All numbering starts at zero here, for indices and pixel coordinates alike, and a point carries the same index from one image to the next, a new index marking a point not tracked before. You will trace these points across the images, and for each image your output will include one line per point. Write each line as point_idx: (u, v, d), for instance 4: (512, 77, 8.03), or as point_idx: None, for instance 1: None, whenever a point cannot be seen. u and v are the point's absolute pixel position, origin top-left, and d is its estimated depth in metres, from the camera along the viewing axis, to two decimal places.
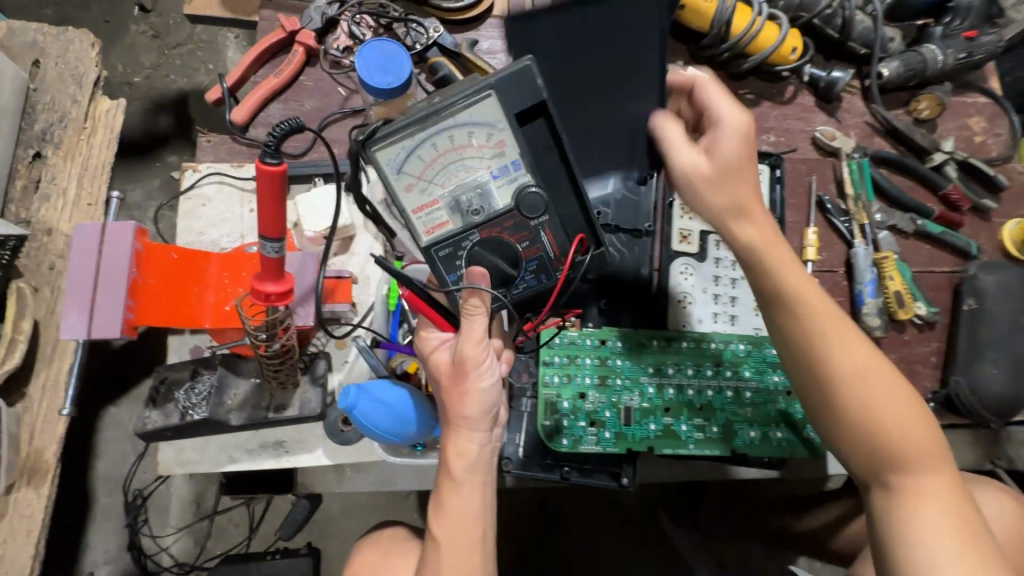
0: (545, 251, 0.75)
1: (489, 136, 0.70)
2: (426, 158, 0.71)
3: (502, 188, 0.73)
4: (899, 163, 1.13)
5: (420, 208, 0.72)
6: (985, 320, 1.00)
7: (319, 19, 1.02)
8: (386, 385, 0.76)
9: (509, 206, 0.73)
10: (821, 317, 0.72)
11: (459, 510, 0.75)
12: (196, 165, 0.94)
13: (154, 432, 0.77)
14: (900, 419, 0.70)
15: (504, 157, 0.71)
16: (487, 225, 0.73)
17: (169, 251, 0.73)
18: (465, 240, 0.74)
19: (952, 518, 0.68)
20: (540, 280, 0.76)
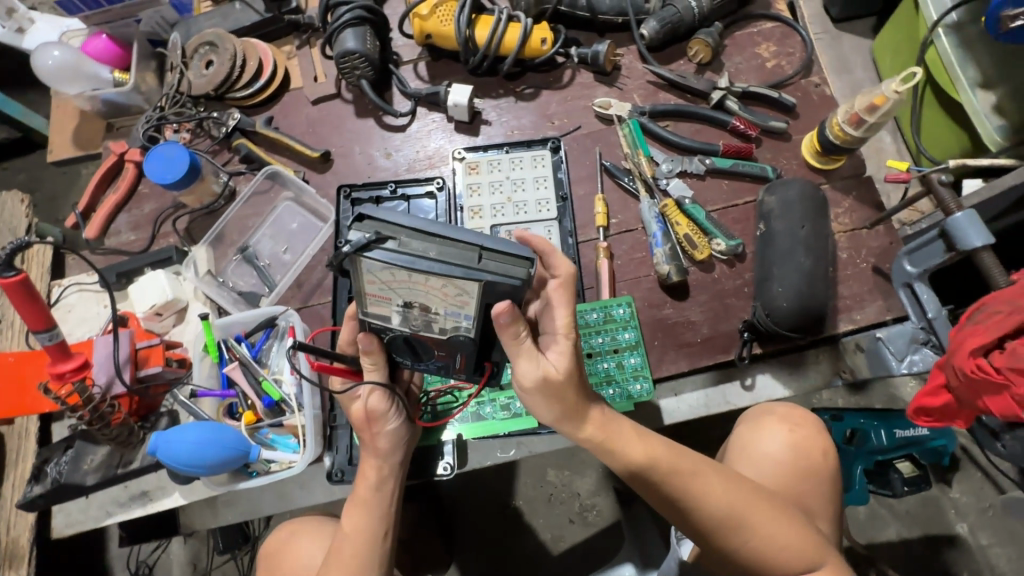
0: (453, 360, 0.78)
1: (452, 294, 0.66)
2: (399, 275, 0.65)
3: (443, 323, 0.71)
4: (679, 111, 1.16)
5: (372, 295, 0.69)
6: (774, 239, 1.01)
7: (140, 137, 1.22)
8: (189, 426, 0.90)
9: (445, 333, 0.72)
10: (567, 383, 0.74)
11: (361, 508, 0.87)
12: (62, 280, 1.15)
13: (33, 501, 0.96)
14: (680, 458, 0.79)
15: (463, 312, 0.68)
16: (419, 333, 0.73)
17: (6, 358, 0.92)
18: (392, 330, 0.73)
19: (759, 507, 0.78)
20: (439, 369, 0.81)
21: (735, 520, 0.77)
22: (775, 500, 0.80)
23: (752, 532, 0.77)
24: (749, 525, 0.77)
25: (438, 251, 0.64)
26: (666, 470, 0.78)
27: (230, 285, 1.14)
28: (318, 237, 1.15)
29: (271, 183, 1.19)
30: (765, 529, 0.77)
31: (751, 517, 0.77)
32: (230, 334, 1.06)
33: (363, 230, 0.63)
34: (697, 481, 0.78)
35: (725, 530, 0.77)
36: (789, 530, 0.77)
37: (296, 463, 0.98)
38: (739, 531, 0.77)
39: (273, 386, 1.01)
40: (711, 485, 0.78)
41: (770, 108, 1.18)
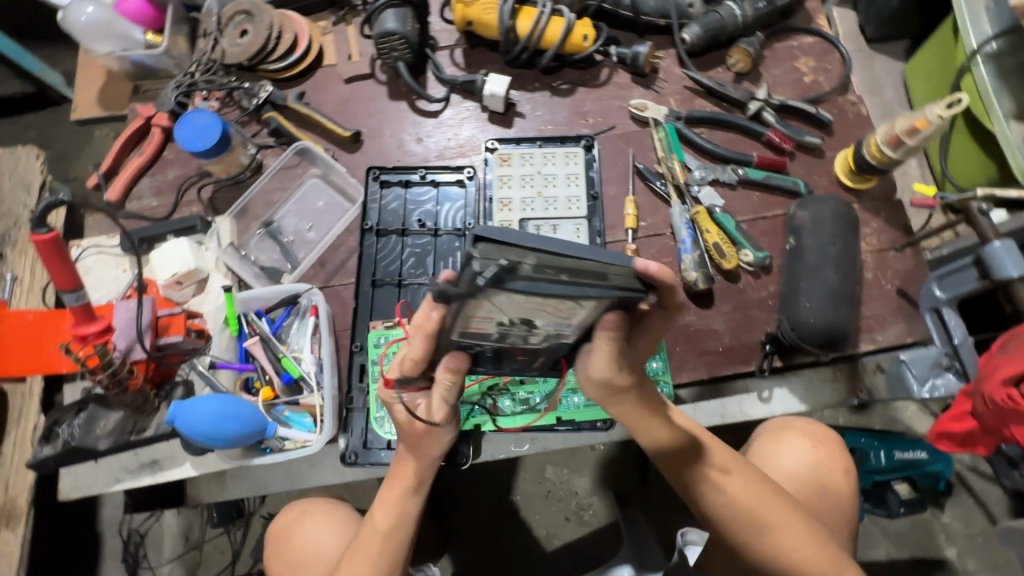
0: (534, 360, 0.78)
1: (571, 309, 0.62)
2: (523, 298, 0.59)
3: (545, 332, 0.68)
4: (714, 119, 1.16)
5: (478, 316, 0.63)
6: (803, 255, 1.01)
7: (169, 102, 1.20)
8: (209, 398, 0.89)
9: (543, 340, 0.70)
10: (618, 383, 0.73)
11: (395, 502, 0.88)
12: (81, 242, 1.13)
13: (42, 461, 0.95)
14: (711, 452, 0.80)
15: (574, 321, 0.65)
16: (515, 340, 0.70)
17: (26, 315, 0.91)
18: (486, 341, 0.70)
19: (781, 512, 0.78)
20: (516, 369, 0.82)
21: (751, 522, 0.78)
22: (797, 509, 0.79)
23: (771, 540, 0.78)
24: (767, 526, 0.77)
25: (569, 272, 0.57)
26: (696, 460, 0.80)
27: (252, 259, 1.13)
28: (345, 217, 1.14)
29: (299, 160, 1.18)
30: (782, 537, 0.78)
31: (772, 528, 0.78)
32: (251, 309, 1.05)
33: (491, 260, 0.54)
34: (717, 478, 0.79)
35: (742, 533, 0.78)
36: (812, 547, 0.77)
37: (311, 443, 0.98)
38: (757, 535, 0.78)
39: (292, 364, 1.01)
40: (735, 489, 0.79)
41: (806, 123, 1.17)
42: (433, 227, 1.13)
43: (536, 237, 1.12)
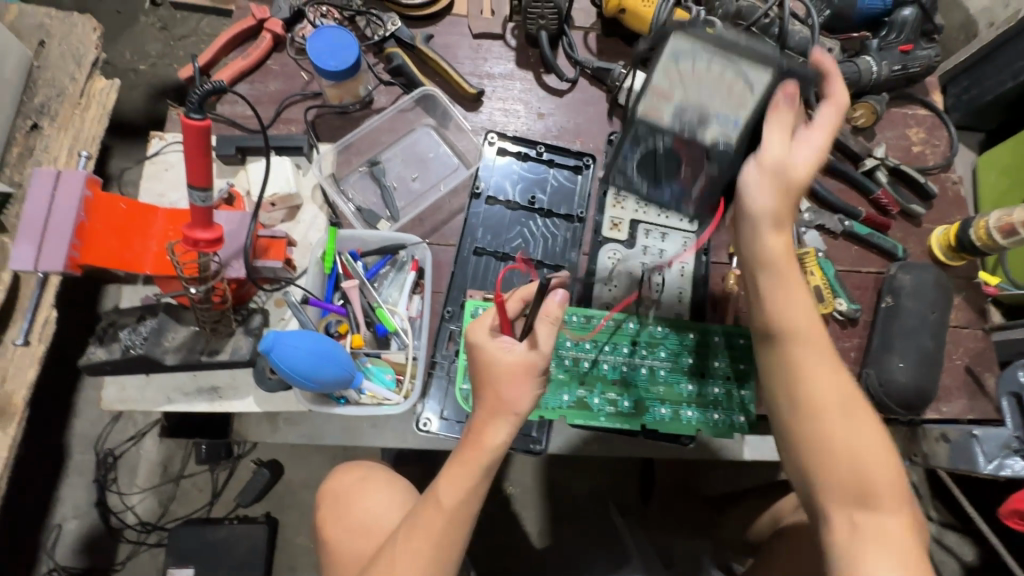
0: (690, 184, 0.90)
1: (738, 88, 0.76)
2: (686, 71, 0.77)
3: (712, 130, 0.78)
4: (831, 166, 1.18)
5: (662, 85, 0.78)
6: (900, 316, 1.04)
7: (287, 10, 1.11)
8: (307, 334, 0.83)
9: (707, 143, 0.79)
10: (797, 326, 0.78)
11: (465, 483, 0.78)
12: (164, 135, 1.04)
13: (97, 364, 0.85)
14: (855, 419, 0.77)
15: (735, 115, 0.78)
16: (681, 138, 0.80)
17: (118, 202, 0.81)
18: (653, 135, 0.82)
19: (885, 509, 0.74)
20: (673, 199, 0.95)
21: (861, 505, 0.75)
22: (909, 513, 0.75)
23: (871, 543, 0.73)
24: (867, 505, 0.74)
25: (747, 42, 0.74)
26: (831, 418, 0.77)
27: (349, 196, 1.06)
28: (455, 176, 1.10)
29: (416, 105, 1.11)
30: (884, 544, 0.72)
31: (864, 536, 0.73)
32: (346, 249, 0.99)
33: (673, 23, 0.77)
34: (856, 439, 0.76)
35: (836, 502, 0.76)
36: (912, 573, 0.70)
37: (392, 401, 0.93)
38: (853, 521, 0.75)
39: (387, 316, 0.96)
40: (869, 474, 0.75)
41: (911, 191, 1.21)
42: (543, 207, 1.09)
43: (644, 241, 1.10)
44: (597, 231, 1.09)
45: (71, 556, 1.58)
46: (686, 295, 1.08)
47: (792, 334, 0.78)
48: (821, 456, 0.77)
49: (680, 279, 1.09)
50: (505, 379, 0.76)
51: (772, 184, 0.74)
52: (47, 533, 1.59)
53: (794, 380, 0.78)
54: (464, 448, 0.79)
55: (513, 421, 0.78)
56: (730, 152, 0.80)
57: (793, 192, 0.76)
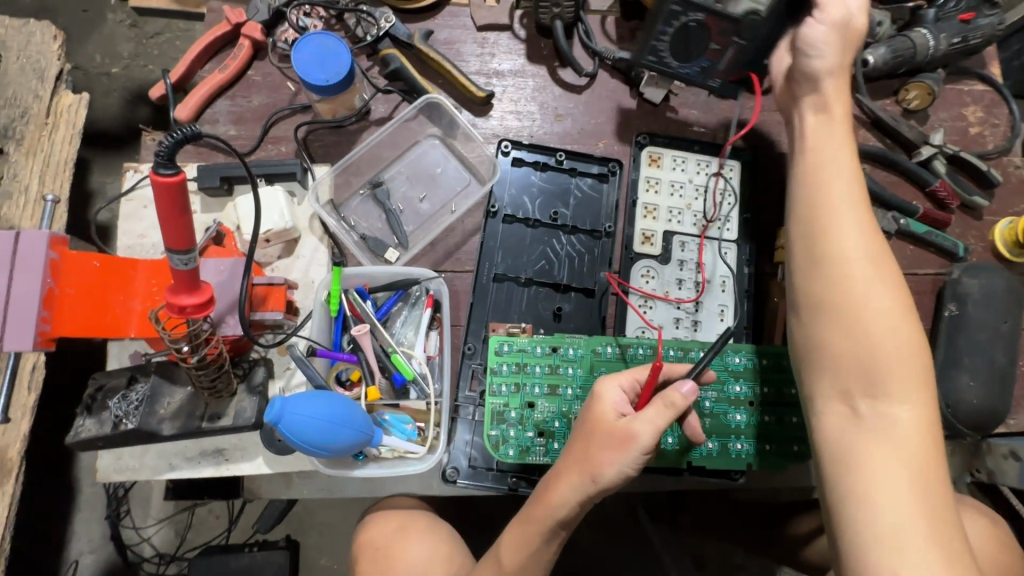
0: (719, 61, 0.89)
1: None
2: None
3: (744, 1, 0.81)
4: (883, 157, 1.06)
5: None
6: (966, 327, 0.94)
7: (264, 10, 0.97)
8: (318, 395, 0.74)
9: (738, 12, 0.81)
10: (861, 263, 0.66)
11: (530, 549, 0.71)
12: (139, 165, 0.93)
13: (87, 440, 0.76)
14: (909, 382, 0.61)
15: None
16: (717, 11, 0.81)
17: (90, 260, 0.71)
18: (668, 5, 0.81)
19: (913, 496, 0.56)
20: (697, 76, 0.92)
21: (870, 384, 0.62)
22: (951, 524, 0.55)
23: (883, 438, 0.59)
24: (869, 473, 0.58)
25: None
26: (880, 366, 0.62)
27: (351, 224, 0.96)
28: (467, 194, 0.98)
29: (419, 114, 0.98)
30: (890, 447, 0.59)
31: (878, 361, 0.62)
32: (352, 285, 0.89)
33: None
34: (886, 332, 0.63)
35: (843, 469, 0.60)
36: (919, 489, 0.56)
37: (414, 456, 0.84)
38: (853, 405, 0.63)
39: (403, 362, 0.86)
40: (889, 378, 0.61)
41: (970, 179, 1.09)
42: (567, 223, 0.99)
43: (680, 255, 0.99)
44: (628, 247, 0.98)
45: None
46: (728, 313, 0.98)
47: (831, 211, 0.69)
48: (835, 346, 0.64)
49: (722, 295, 0.99)
50: (597, 439, 0.69)
51: (837, 37, 0.76)
52: (65, 569, 1.55)
53: (830, 252, 0.67)
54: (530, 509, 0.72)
55: (584, 486, 0.68)
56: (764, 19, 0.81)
57: (852, 44, 0.78)
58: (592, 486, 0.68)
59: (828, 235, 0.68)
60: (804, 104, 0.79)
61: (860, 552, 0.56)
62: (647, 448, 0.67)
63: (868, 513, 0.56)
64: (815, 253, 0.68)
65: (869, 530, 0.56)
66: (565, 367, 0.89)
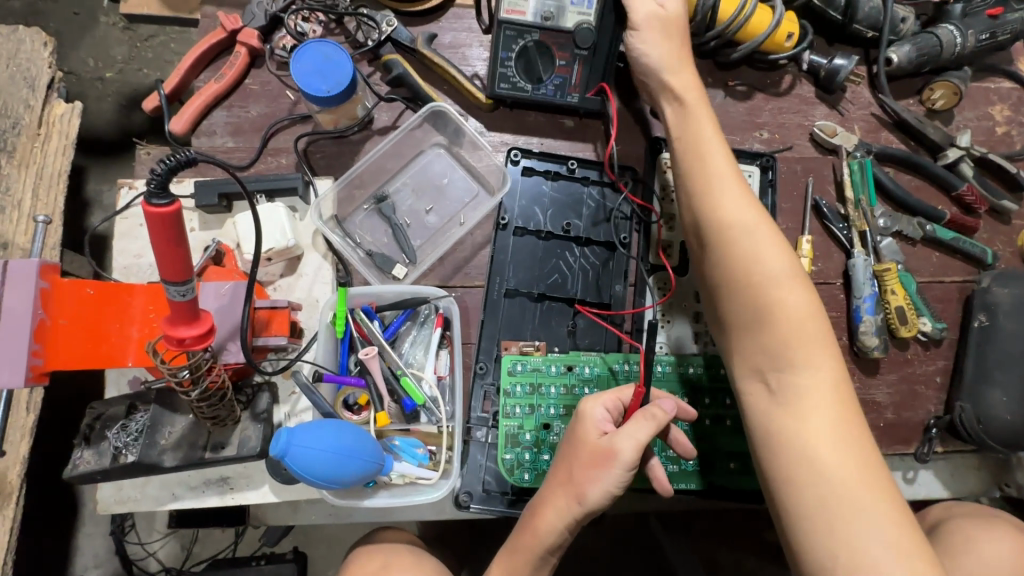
0: (571, 74, 0.92)
1: None
2: None
3: (569, 15, 0.89)
4: (909, 161, 1.02)
5: None
6: (996, 338, 0.91)
7: (261, 16, 0.93)
8: (327, 424, 0.71)
9: (569, 26, 0.89)
10: (756, 242, 0.73)
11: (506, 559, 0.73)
12: (134, 182, 0.89)
13: (85, 474, 0.73)
14: (814, 354, 0.68)
15: None
16: (547, 27, 0.89)
17: (82, 288, 0.67)
18: (528, 28, 0.90)
19: (841, 460, 0.63)
20: (556, 92, 0.94)
21: (776, 359, 0.69)
22: (870, 477, 0.62)
23: (817, 437, 0.64)
24: (802, 446, 0.64)
25: None
26: (788, 340, 0.69)
27: (356, 240, 0.92)
28: (475, 205, 0.94)
29: (424, 122, 0.94)
30: (805, 416, 0.66)
31: (797, 361, 0.68)
32: (358, 305, 0.85)
33: None
34: (792, 307, 0.70)
35: (778, 446, 0.66)
36: (857, 476, 0.62)
37: (426, 484, 0.81)
38: (766, 382, 0.70)
39: (413, 386, 0.82)
40: (802, 376, 0.67)
41: (998, 182, 1.05)
42: (580, 235, 0.95)
43: None
44: (643, 259, 0.95)
45: None
46: None
47: (715, 185, 0.77)
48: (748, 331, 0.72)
49: None
50: (579, 461, 0.70)
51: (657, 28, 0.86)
52: None
53: (734, 255, 0.74)
54: (520, 534, 0.72)
55: (570, 508, 0.69)
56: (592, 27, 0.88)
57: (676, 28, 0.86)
58: (578, 508, 0.69)
59: (718, 215, 0.76)
60: (662, 94, 0.86)
61: (805, 524, 0.62)
62: (630, 463, 0.67)
63: (819, 515, 0.62)
64: (714, 231, 0.76)
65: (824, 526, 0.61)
66: (581, 388, 0.86)
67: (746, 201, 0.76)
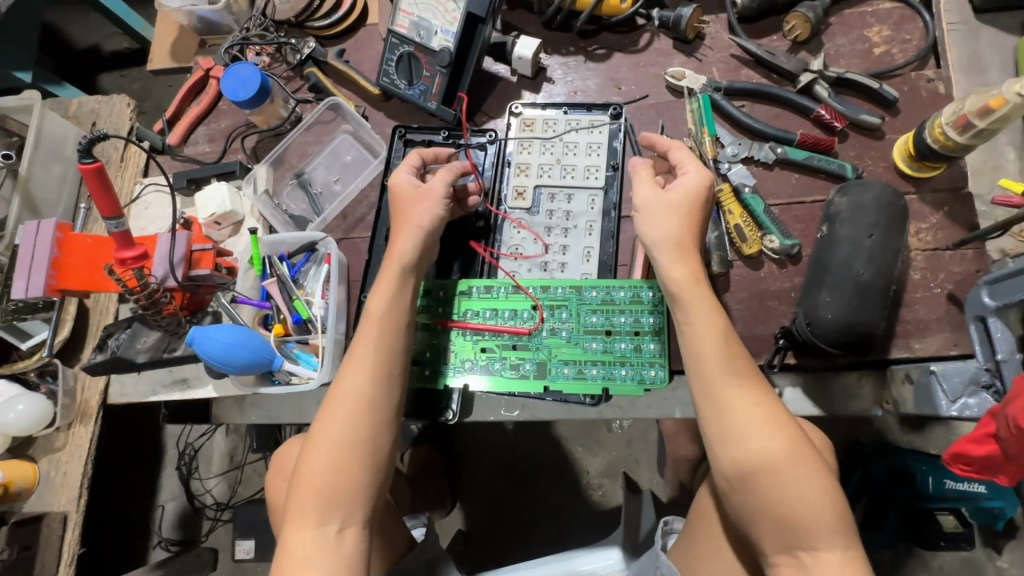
0: (433, 84, 1.13)
1: (450, 9, 1.10)
2: None
3: (438, 39, 1.11)
4: (759, 91, 1.07)
5: (408, 8, 1.13)
6: (833, 244, 0.91)
7: (224, 55, 1.28)
8: (226, 327, 0.98)
9: (436, 47, 1.11)
10: (739, 417, 0.75)
11: (314, 473, 0.79)
12: (144, 180, 1.28)
13: (94, 367, 1.08)
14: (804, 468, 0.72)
15: (452, 22, 1.10)
16: (420, 46, 1.12)
17: (84, 239, 1.03)
18: (406, 43, 1.13)
19: (810, 483, 0.72)
20: (420, 97, 1.14)
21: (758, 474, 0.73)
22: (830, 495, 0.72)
23: (731, 388, 0.76)
24: (773, 471, 0.72)
25: None
26: (765, 453, 0.73)
27: (284, 207, 1.21)
28: (368, 172, 1.19)
29: (333, 115, 1.23)
30: (795, 474, 0.72)
31: (694, 301, 0.81)
32: (275, 252, 1.13)
33: None
34: (765, 439, 0.73)
35: (760, 477, 0.73)
36: (766, 430, 0.74)
37: (313, 379, 1.05)
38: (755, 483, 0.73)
39: (304, 306, 1.08)
40: (705, 318, 0.80)
41: (866, 100, 1.05)
42: None
43: (548, 205, 1.10)
44: (501, 202, 1.11)
45: (171, 530, 1.94)
46: (593, 254, 1.06)
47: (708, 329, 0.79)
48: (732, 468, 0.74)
49: (588, 238, 1.07)
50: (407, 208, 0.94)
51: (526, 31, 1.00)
52: (154, 514, 1.96)
53: (730, 418, 0.75)
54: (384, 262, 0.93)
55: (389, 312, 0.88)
56: (450, 52, 1.10)
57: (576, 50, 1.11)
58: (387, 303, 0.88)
59: (710, 365, 0.78)
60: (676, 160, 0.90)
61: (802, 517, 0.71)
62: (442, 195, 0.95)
63: (754, 468, 0.73)
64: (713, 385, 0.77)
65: (745, 474, 0.73)
66: (436, 306, 1.05)
67: (721, 341, 0.79)
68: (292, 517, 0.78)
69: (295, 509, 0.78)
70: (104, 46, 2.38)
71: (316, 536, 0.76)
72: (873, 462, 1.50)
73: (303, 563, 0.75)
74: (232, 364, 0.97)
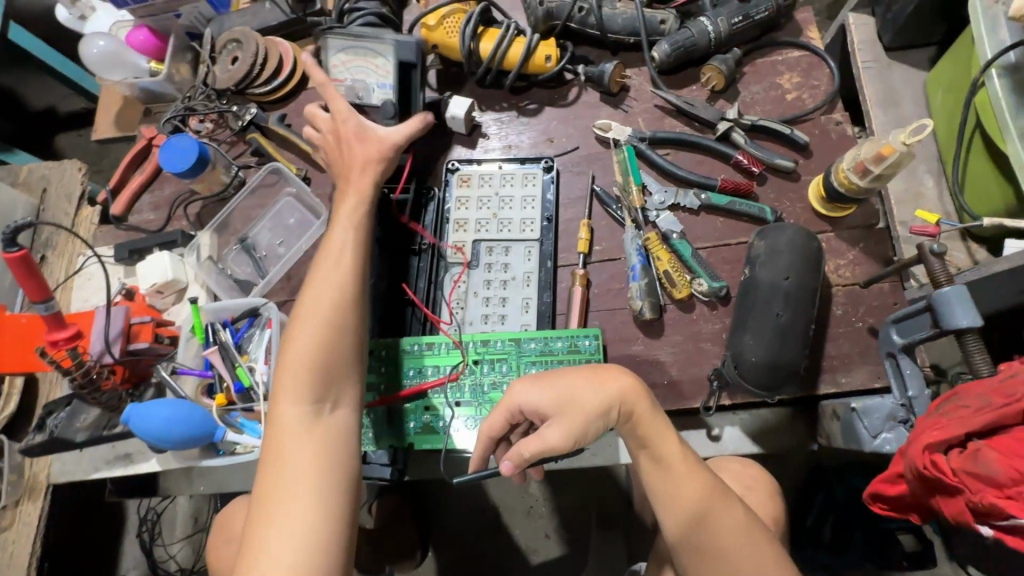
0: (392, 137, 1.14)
1: (381, 64, 1.14)
2: (345, 49, 1.15)
3: (377, 94, 1.15)
4: (680, 140, 1.12)
5: (339, 72, 1.16)
6: (755, 287, 0.94)
7: (166, 125, 1.30)
8: (163, 402, 0.97)
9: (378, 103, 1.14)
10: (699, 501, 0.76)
11: (298, 357, 0.83)
12: (88, 251, 1.28)
13: (31, 448, 1.06)
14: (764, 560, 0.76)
15: (386, 75, 1.14)
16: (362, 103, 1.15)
17: (18, 319, 1.03)
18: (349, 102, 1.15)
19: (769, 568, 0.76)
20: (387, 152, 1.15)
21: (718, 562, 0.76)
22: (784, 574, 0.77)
23: (679, 475, 0.77)
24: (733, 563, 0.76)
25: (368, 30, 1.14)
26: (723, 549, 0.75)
27: (228, 272, 1.21)
28: (311, 234, 1.20)
29: (274, 178, 1.25)
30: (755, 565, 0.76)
31: (648, 432, 0.78)
32: (218, 319, 1.13)
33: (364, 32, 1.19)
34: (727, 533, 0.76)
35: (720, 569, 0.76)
36: (730, 520, 0.76)
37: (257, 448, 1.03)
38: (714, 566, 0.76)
39: (246, 373, 1.07)
40: (664, 438, 0.78)
41: (781, 144, 1.11)
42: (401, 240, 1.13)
43: (487, 259, 1.12)
44: (440, 257, 1.13)
45: None
46: (532, 304, 1.08)
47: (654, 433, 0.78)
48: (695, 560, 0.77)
49: (526, 289, 1.09)
50: (364, 136, 0.97)
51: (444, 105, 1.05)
52: None
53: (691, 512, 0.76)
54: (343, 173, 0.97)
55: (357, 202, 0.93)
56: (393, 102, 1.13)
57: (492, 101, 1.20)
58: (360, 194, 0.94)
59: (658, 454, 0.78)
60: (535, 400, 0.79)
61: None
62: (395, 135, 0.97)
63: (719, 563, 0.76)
64: (667, 471, 0.77)
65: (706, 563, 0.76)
66: (378, 370, 1.05)
67: (673, 437, 0.78)
68: (275, 399, 0.83)
69: (281, 387, 0.83)
70: (60, 107, 2.39)
71: (308, 415, 0.82)
72: (836, 484, 1.52)
73: (299, 436, 0.81)
74: (170, 440, 0.96)
